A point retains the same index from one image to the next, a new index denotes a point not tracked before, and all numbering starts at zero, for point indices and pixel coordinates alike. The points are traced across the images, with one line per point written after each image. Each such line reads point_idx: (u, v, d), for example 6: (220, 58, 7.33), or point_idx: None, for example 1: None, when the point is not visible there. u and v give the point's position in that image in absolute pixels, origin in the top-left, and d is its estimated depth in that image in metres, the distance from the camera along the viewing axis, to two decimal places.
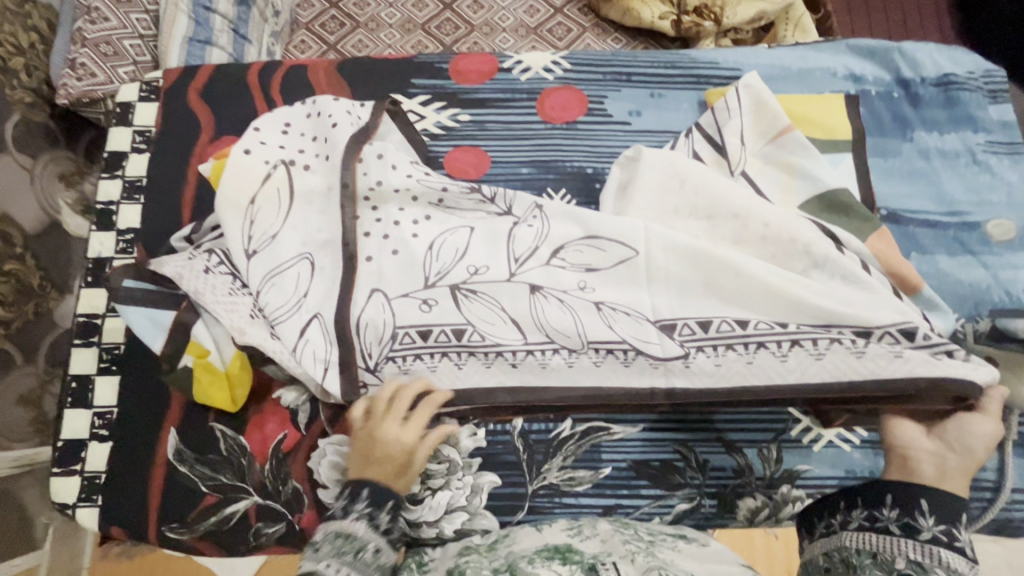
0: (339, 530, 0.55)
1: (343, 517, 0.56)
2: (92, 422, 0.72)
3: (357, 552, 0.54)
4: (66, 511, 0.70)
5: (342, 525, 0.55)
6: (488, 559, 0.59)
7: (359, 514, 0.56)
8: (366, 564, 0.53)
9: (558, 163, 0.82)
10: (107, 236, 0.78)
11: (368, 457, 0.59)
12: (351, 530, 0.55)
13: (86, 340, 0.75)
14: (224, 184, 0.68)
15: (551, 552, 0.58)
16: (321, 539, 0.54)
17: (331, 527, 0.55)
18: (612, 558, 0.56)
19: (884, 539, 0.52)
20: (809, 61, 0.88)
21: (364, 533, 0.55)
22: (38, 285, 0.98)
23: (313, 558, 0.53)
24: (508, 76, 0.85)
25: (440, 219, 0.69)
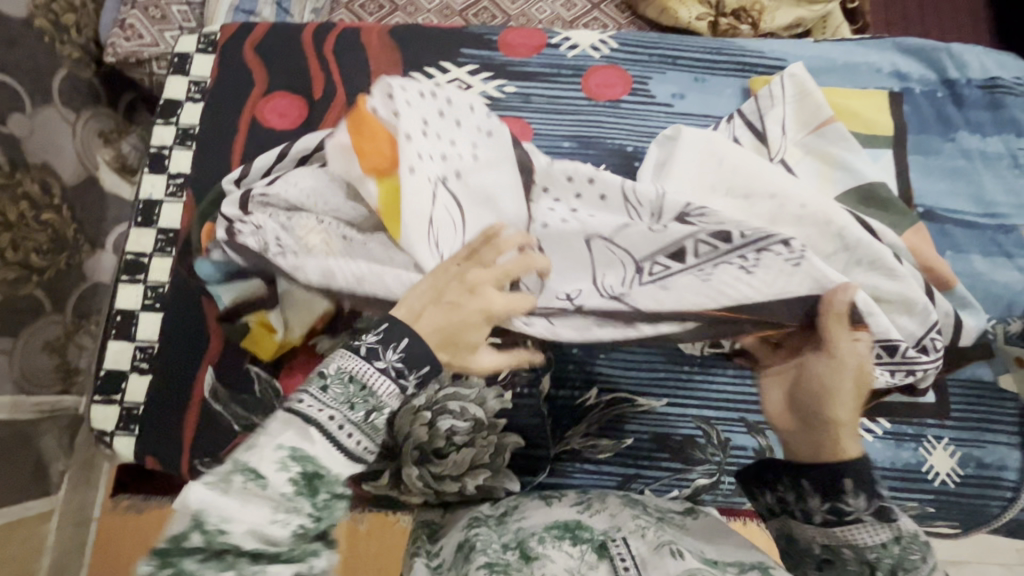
0: (354, 374, 0.46)
1: (369, 360, 0.46)
2: (134, 355, 0.74)
3: (368, 411, 0.45)
4: (104, 438, 0.73)
5: (359, 369, 0.46)
6: (497, 532, 0.60)
7: (383, 368, 0.46)
8: (375, 427, 0.46)
9: (600, 140, 0.83)
10: (158, 179, 0.81)
11: (434, 297, 0.49)
12: (370, 385, 0.46)
13: (133, 277, 0.77)
14: (407, 214, 0.54)
15: (560, 527, 0.58)
16: (332, 373, 0.46)
17: (346, 367, 0.46)
18: (622, 533, 0.57)
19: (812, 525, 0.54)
20: (855, 56, 0.88)
21: (375, 384, 0.46)
22: (72, 237, 1.02)
23: (321, 398, 0.45)
24: (556, 51, 0.87)
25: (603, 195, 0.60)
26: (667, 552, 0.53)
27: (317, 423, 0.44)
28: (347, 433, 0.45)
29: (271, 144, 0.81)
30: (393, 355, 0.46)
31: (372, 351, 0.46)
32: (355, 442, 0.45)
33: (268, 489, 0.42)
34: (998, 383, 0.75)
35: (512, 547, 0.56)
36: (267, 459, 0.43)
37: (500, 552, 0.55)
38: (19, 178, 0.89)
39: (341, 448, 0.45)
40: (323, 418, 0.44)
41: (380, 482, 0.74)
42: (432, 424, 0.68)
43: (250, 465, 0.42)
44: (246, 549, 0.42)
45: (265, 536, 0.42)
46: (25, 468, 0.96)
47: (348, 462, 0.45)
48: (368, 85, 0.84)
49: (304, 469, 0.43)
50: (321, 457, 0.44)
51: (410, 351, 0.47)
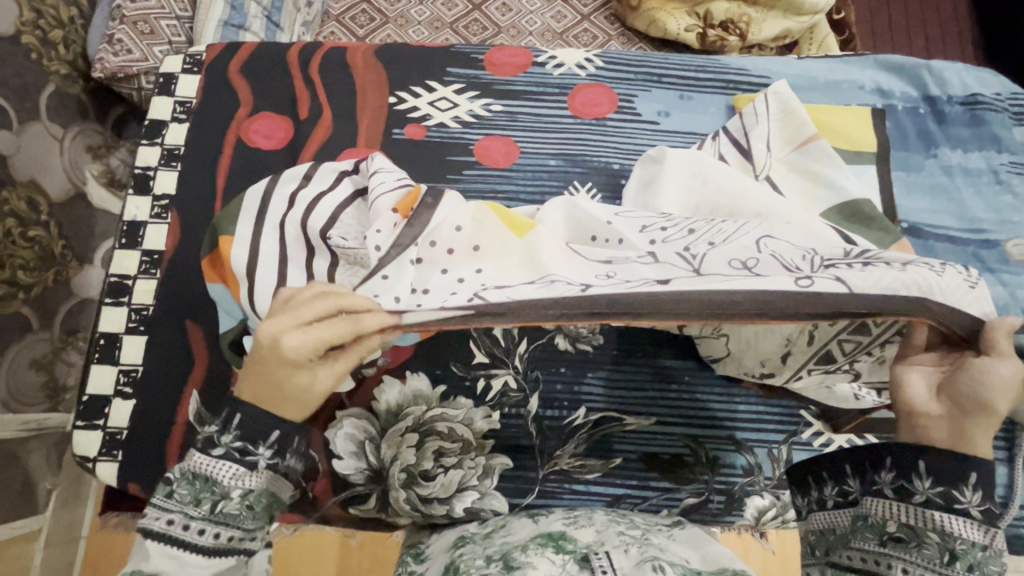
0: (195, 470, 0.50)
1: (207, 449, 0.50)
2: (117, 379, 0.73)
3: (216, 501, 0.50)
4: (85, 464, 0.71)
5: (199, 463, 0.50)
6: (481, 548, 0.60)
7: (222, 453, 0.50)
8: (228, 515, 0.50)
9: (586, 158, 0.83)
10: (143, 201, 0.80)
11: (262, 364, 0.48)
12: (213, 474, 0.50)
13: (116, 300, 0.76)
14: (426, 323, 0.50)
15: (545, 539, 0.58)
16: (180, 475, 0.51)
17: (192, 466, 0.50)
18: (606, 548, 0.56)
19: (888, 504, 0.50)
20: (838, 73, 0.89)
21: (217, 471, 0.50)
22: (59, 253, 1.01)
23: (166, 505, 0.50)
24: (541, 69, 0.87)
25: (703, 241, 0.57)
26: (649, 567, 0.51)
27: (153, 532, 0.49)
28: (197, 530, 0.49)
29: (256, 164, 0.81)
30: (231, 438, 0.50)
31: (207, 441, 0.50)
32: (211, 536, 0.50)
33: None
34: None
35: (496, 559, 0.55)
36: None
37: (483, 565, 0.55)
38: (6, 195, 0.88)
39: (194, 549, 0.49)
40: (169, 524, 0.49)
41: (368, 506, 0.73)
42: (420, 444, 0.69)
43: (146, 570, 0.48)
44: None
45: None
46: (12, 489, 0.95)
47: (208, 558, 0.49)
48: (354, 105, 0.85)
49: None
50: (164, 569, 0.48)
51: (245, 425, 0.49)
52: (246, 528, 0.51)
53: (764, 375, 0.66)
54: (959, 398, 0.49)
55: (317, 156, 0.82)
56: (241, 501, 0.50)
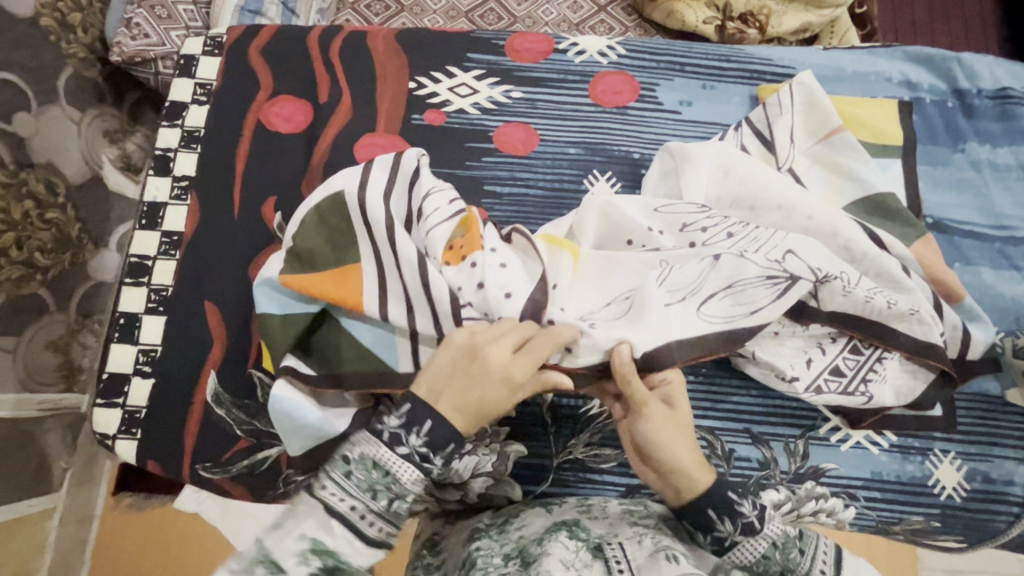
0: (375, 459, 0.52)
1: (393, 446, 0.52)
2: (137, 358, 0.74)
3: (392, 498, 0.52)
4: (105, 441, 0.72)
5: (379, 454, 0.52)
6: (498, 544, 0.59)
7: (407, 454, 0.52)
8: (396, 513, 0.52)
9: (606, 146, 0.82)
10: (163, 182, 0.80)
11: (451, 374, 0.54)
12: (394, 472, 0.52)
13: (136, 280, 0.77)
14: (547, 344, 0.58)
15: (558, 527, 0.58)
16: (354, 457, 0.52)
17: (370, 454, 0.52)
18: (619, 539, 0.56)
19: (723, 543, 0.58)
20: (864, 65, 0.88)
21: (396, 465, 0.52)
22: (76, 235, 1.02)
23: (343, 485, 0.52)
24: (563, 57, 0.87)
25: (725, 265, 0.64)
26: (664, 557, 0.52)
27: (339, 514, 0.51)
28: (370, 522, 0.51)
29: (276, 148, 0.81)
30: (419, 441, 0.53)
31: (396, 437, 0.52)
32: (377, 529, 0.51)
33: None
34: (1006, 398, 0.74)
35: (514, 558, 0.55)
36: (287, 552, 0.48)
37: (501, 565, 0.55)
38: (24, 177, 0.90)
39: (362, 537, 0.51)
40: (348, 511, 0.51)
41: None
42: None
43: (268, 557, 0.48)
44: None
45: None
46: (27, 465, 0.96)
47: (367, 553, 0.51)
48: (373, 90, 0.84)
49: (324, 562, 0.49)
50: (342, 551, 0.50)
51: (433, 435, 0.53)
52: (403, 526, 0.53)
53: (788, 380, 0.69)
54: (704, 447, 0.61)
55: (336, 142, 0.81)
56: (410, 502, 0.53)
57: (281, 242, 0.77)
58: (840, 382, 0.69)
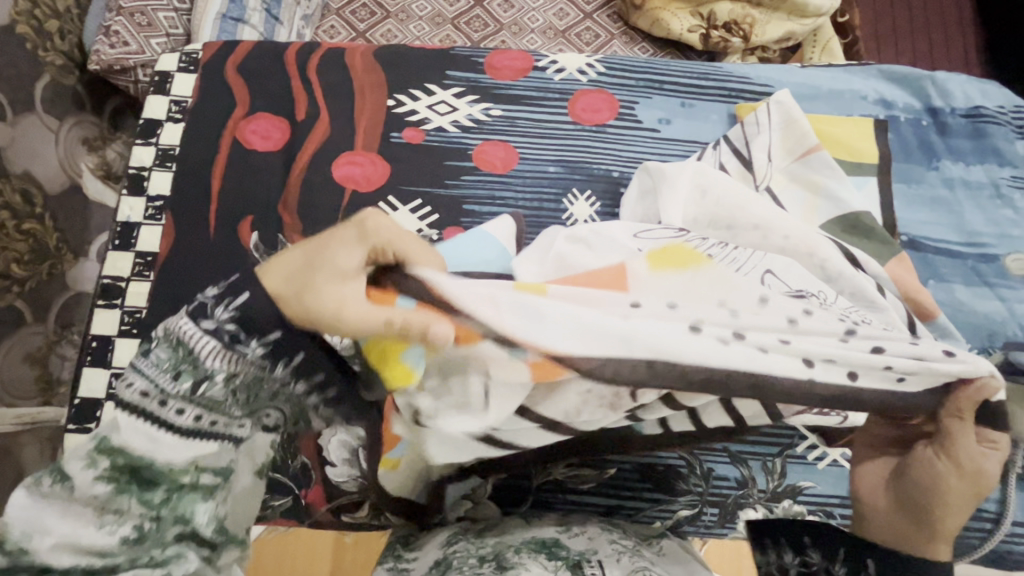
0: (178, 338, 0.43)
1: (197, 319, 0.44)
2: (109, 382, 0.73)
3: (197, 380, 0.42)
4: None
5: (183, 332, 0.43)
6: (475, 547, 0.58)
7: (212, 328, 0.44)
8: (214, 399, 0.42)
9: (586, 165, 0.83)
10: (137, 201, 0.79)
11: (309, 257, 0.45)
12: (196, 349, 0.43)
13: (109, 302, 0.76)
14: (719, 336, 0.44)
15: (537, 545, 0.57)
16: (160, 336, 0.44)
17: (176, 332, 0.43)
18: (598, 556, 0.56)
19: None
20: (841, 83, 0.89)
21: (208, 349, 0.43)
22: (54, 246, 1.00)
23: (143, 371, 0.42)
24: (543, 74, 0.87)
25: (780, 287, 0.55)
26: None
27: (127, 404, 0.41)
28: (177, 411, 0.41)
29: (253, 167, 0.81)
30: (224, 313, 0.44)
31: (201, 311, 0.44)
32: (190, 418, 0.41)
33: (75, 492, 0.39)
34: None
35: (490, 562, 0.54)
36: (75, 456, 0.39)
37: (475, 566, 0.54)
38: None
39: (171, 430, 0.41)
40: (139, 397, 0.41)
41: (360, 513, 0.73)
42: None
43: (59, 466, 0.39)
44: (66, 566, 0.38)
45: (79, 546, 0.38)
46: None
47: (178, 448, 0.41)
48: (352, 108, 0.83)
49: (115, 462, 0.40)
50: (138, 448, 0.40)
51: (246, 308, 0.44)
52: (233, 414, 0.43)
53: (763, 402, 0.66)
54: (909, 497, 0.54)
55: (313, 160, 0.81)
56: (225, 386, 0.43)
57: (257, 262, 0.77)
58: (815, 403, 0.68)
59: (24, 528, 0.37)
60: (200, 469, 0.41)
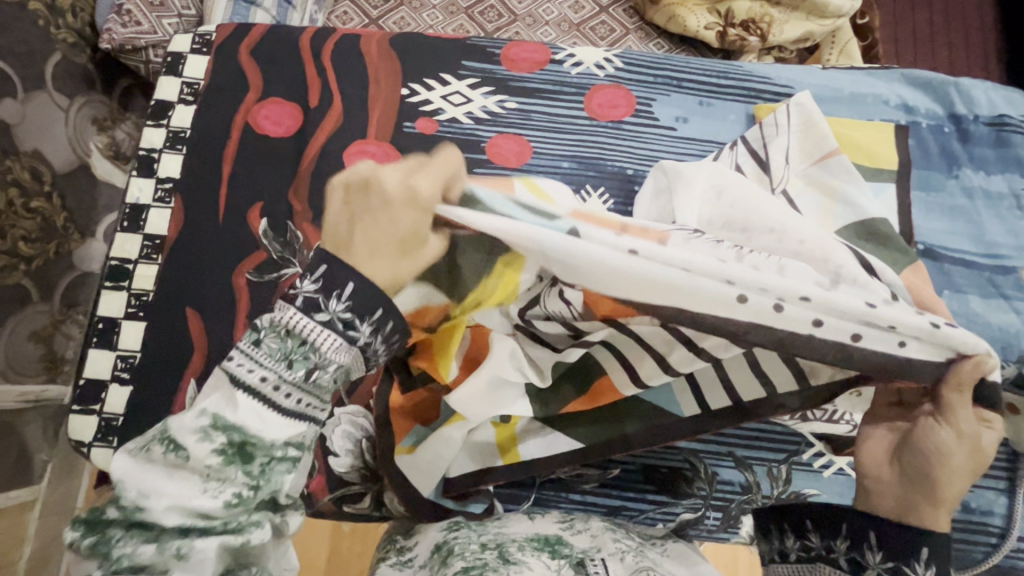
0: (290, 327, 0.40)
1: (308, 312, 0.40)
2: (115, 365, 0.73)
3: (311, 370, 0.40)
4: (81, 449, 0.71)
5: (297, 321, 0.40)
6: (475, 533, 0.59)
7: (327, 321, 0.40)
8: (321, 386, 0.41)
9: (599, 161, 0.81)
10: (146, 183, 0.79)
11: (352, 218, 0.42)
12: (313, 340, 0.40)
13: (116, 284, 0.75)
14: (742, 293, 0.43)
15: (540, 542, 0.57)
16: (265, 327, 0.41)
17: (283, 319, 0.40)
18: (602, 555, 0.56)
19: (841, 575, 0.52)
20: (863, 86, 0.87)
21: (321, 356, 0.40)
22: (61, 225, 0.99)
23: (253, 354, 0.40)
24: (559, 67, 0.85)
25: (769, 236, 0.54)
26: None
27: (243, 386, 0.39)
28: (285, 392, 0.40)
29: (264, 152, 0.80)
30: (309, 285, 0.40)
31: (311, 302, 0.40)
32: (295, 401, 0.40)
33: (189, 462, 0.37)
34: None
35: (492, 549, 0.54)
36: (186, 429, 0.37)
37: (478, 553, 0.54)
38: (9, 165, 0.86)
39: (277, 411, 0.40)
40: (257, 381, 0.39)
41: (361, 505, 0.72)
42: None
43: (170, 435, 0.38)
44: (171, 525, 0.36)
45: (187, 510, 0.36)
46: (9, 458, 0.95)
47: (284, 426, 0.40)
48: (365, 96, 0.82)
49: (230, 439, 0.37)
50: (251, 428, 0.38)
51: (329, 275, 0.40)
52: (324, 399, 0.42)
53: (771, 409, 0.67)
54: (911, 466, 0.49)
55: (325, 148, 0.80)
56: (336, 375, 0.41)
57: (266, 249, 0.76)
58: (825, 412, 0.66)
59: (141, 489, 0.36)
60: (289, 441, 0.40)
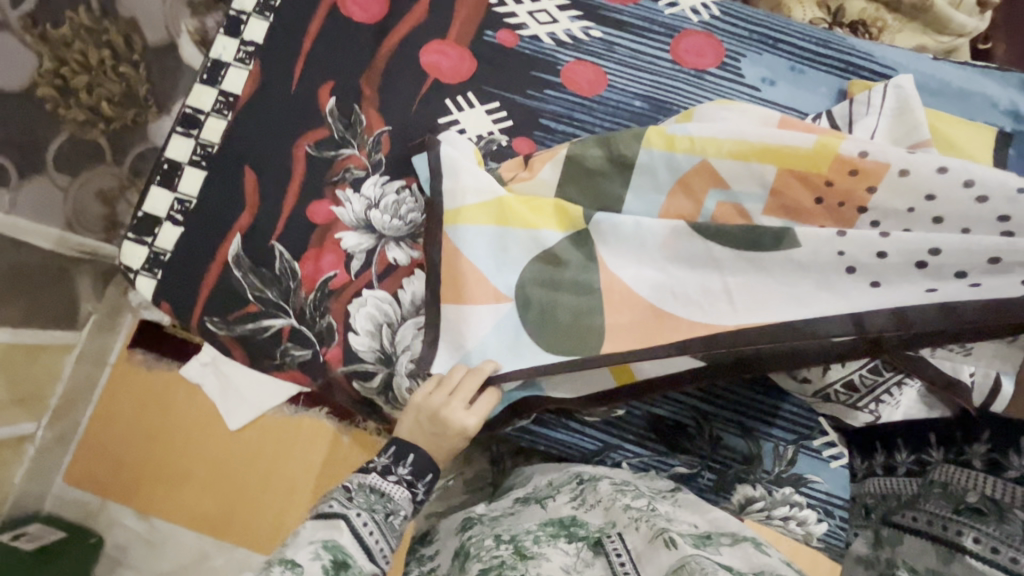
0: (373, 487, 0.58)
1: (384, 474, 0.60)
2: (172, 205, 0.77)
3: (387, 514, 0.57)
4: (127, 275, 0.75)
5: (377, 483, 0.59)
6: (490, 528, 0.57)
7: (396, 480, 0.59)
8: (391, 528, 0.57)
9: (673, 107, 0.79)
10: (231, 42, 0.81)
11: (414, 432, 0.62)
12: (387, 492, 0.58)
13: (186, 131, 0.79)
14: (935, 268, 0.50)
15: (554, 527, 0.53)
16: (355, 488, 0.58)
17: (367, 480, 0.59)
18: (618, 530, 0.51)
19: (975, 475, 0.52)
20: (974, 84, 0.81)
21: (391, 490, 0.59)
22: (142, 95, 0.96)
23: (347, 505, 0.56)
24: (653, 5, 0.82)
25: (870, 188, 0.54)
26: (661, 541, 0.46)
27: (351, 524, 0.54)
28: (373, 534, 0.54)
29: (347, 33, 0.81)
30: (404, 471, 0.60)
31: (385, 468, 0.60)
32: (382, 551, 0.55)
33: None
34: None
35: (507, 543, 0.52)
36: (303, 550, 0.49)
37: (494, 550, 0.51)
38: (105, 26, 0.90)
39: (368, 555, 0.53)
40: (357, 518, 0.55)
41: (371, 385, 0.73)
42: None
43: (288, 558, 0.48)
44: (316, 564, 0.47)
45: None
46: (60, 304, 0.94)
47: (369, 560, 0.52)
48: None
49: (334, 557, 0.49)
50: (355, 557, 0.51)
51: (416, 465, 0.60)
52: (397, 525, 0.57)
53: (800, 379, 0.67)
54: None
55: (404, 40, 0.80)
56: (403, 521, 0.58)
57: (330, 127, 0.78)
58: (850, 396, 0.66)
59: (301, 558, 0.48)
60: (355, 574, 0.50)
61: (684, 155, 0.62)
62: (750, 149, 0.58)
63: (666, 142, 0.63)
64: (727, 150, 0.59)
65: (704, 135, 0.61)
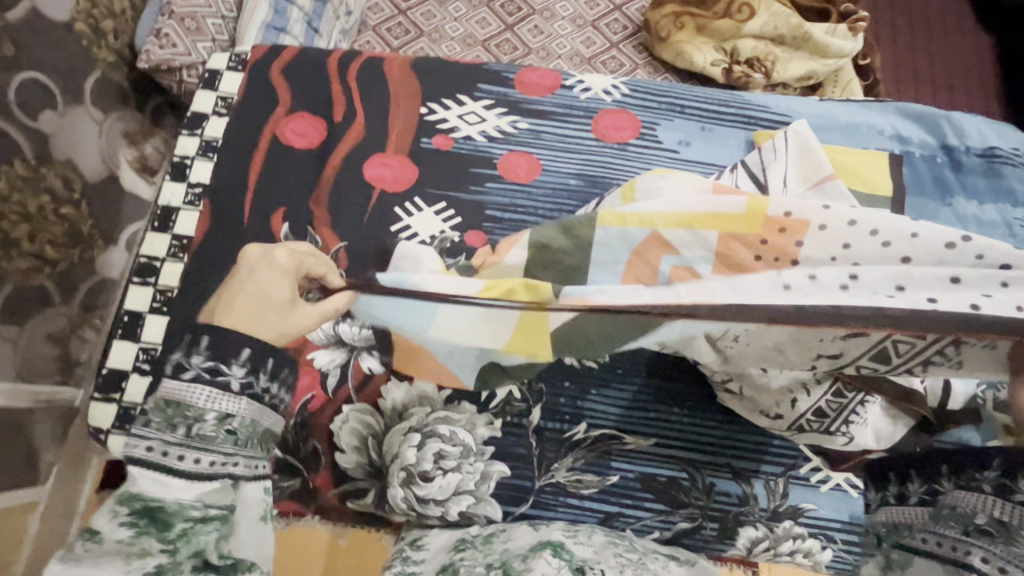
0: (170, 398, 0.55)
1: (188, 380, 0.55)
2: (137, 356, 0.76)
3: (191, 423, 0.55)
4: (99, 436, 0.74)
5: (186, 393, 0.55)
6: (482, 555, 0.60)
7: (196, 376, 0.55)
8: (200, 434, 0.55)
9: (605, 180, 0.86)
10: (178, 187, 0.84)
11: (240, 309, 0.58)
12: (189, 399, 0.55)
13: (144, 280, 0.80)
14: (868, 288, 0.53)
15: (544, 546, 0.58)
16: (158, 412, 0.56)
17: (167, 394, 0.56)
18: (602, 565, 0.56)
19: (979, 497, 0.58)
20: (858, 117, 0.92)
21: (209, 405, 0.55)
22: (87, 232, 0.94)
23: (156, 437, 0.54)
24: (568, 92, 0.91)
25: (798, 242, 0.59)
26: None
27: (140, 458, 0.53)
28: (178, 456, 0.54)
29: (291, 161, 0.85)
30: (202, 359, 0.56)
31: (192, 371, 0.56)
32: (190, 459, 0.54)
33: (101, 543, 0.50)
34: None
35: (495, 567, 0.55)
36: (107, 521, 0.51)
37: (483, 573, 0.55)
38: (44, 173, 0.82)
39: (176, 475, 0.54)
40: (148, 452, 0.53)
41: (366, 501, 0.76)
42: (421, 445, 0.70)
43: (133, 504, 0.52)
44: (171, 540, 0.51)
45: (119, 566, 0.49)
46: (15, 456, 0.88)
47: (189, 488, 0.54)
48: (386, 114, 0.88)
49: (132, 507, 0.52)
50: (146, 490, 0.53)
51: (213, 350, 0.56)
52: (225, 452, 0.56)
53: (777, 417, 0.69)
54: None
55: (346, 159, 0.85)
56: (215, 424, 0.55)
57: None
58: (822, 423, 0.68)
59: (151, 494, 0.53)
60: (206, 504, 0.54)
61: (637, 228, 0.64)
62: (692, 217, 0.63)
63: (617, 219, 0.66)
64: (673, 219, 0.63)
65: (652, 210, 0.65)
